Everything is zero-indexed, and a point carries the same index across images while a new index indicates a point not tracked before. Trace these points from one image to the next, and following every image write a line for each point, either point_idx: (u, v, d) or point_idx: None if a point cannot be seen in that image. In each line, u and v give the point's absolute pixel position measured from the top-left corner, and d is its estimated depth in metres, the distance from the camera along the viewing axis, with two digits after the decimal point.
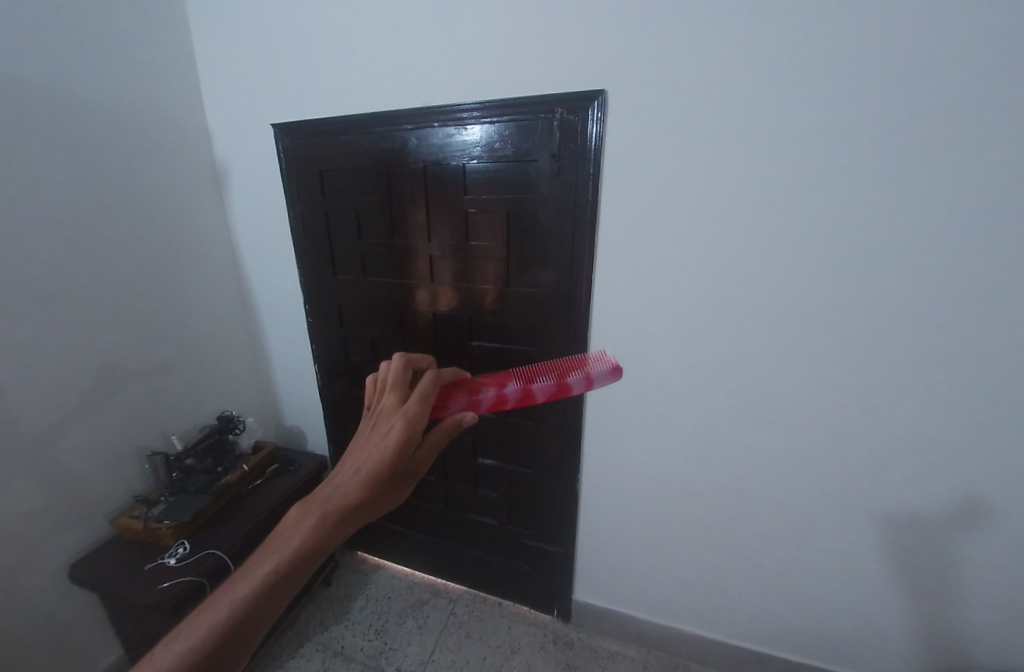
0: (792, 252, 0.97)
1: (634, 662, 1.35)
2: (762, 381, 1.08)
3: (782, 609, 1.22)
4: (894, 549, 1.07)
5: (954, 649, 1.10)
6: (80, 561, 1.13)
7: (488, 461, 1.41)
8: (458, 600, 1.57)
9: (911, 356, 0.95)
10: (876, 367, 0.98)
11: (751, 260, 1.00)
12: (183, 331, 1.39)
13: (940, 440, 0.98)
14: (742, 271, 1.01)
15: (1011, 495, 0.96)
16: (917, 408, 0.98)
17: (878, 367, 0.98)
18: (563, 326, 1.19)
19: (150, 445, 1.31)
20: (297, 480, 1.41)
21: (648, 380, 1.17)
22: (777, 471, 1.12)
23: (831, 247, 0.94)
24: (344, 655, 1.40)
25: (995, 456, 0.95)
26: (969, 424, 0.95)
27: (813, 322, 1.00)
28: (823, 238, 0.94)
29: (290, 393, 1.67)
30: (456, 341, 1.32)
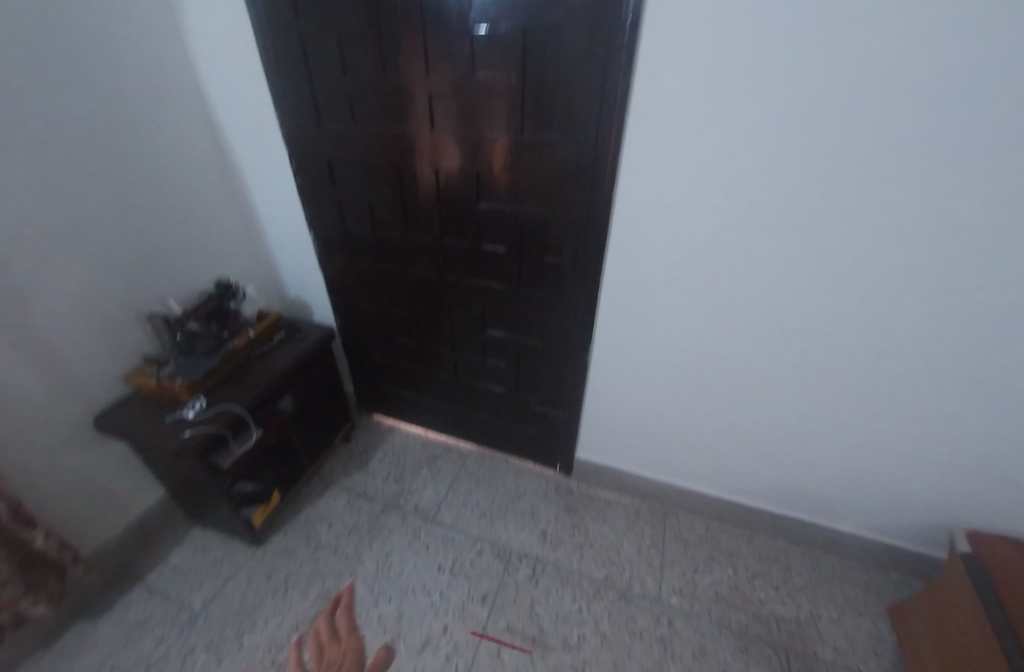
0: (913, 78, 0.71)
1: (627, 508, 1.51)
2: (805, 257, 0.94)
3: (776, 469, 1.29)
4: (897, 430, 1.08)
5: (934, 512, 1.16)
6: (107, 414, 1.17)
7: (499, 333, 1.38)
8: (470, 456, 1.71)
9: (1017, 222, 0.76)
10: (965, 235, 0.81)
11: (851, 90, 0.75)
12: (164, 189, 1.24)
13: (1009, 322, 0.86)
14: (832, 106, 0.78)
15: None
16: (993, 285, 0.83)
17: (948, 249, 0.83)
18: (587, 186, 1.02)
19: (151, 308, 1.27)
20: (305, 347, 1.41)
21: (673, 253, 1.05)
22: (804, 348, 1.06)
23: (969, 66, 0.68)
24: (367, 495, 1.56)
25: None
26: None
27: (889, 193, 0.82)
28: (963, 56, 0.68)
29: (288, 261, 1.58)
30: (462, 204, 1.17)
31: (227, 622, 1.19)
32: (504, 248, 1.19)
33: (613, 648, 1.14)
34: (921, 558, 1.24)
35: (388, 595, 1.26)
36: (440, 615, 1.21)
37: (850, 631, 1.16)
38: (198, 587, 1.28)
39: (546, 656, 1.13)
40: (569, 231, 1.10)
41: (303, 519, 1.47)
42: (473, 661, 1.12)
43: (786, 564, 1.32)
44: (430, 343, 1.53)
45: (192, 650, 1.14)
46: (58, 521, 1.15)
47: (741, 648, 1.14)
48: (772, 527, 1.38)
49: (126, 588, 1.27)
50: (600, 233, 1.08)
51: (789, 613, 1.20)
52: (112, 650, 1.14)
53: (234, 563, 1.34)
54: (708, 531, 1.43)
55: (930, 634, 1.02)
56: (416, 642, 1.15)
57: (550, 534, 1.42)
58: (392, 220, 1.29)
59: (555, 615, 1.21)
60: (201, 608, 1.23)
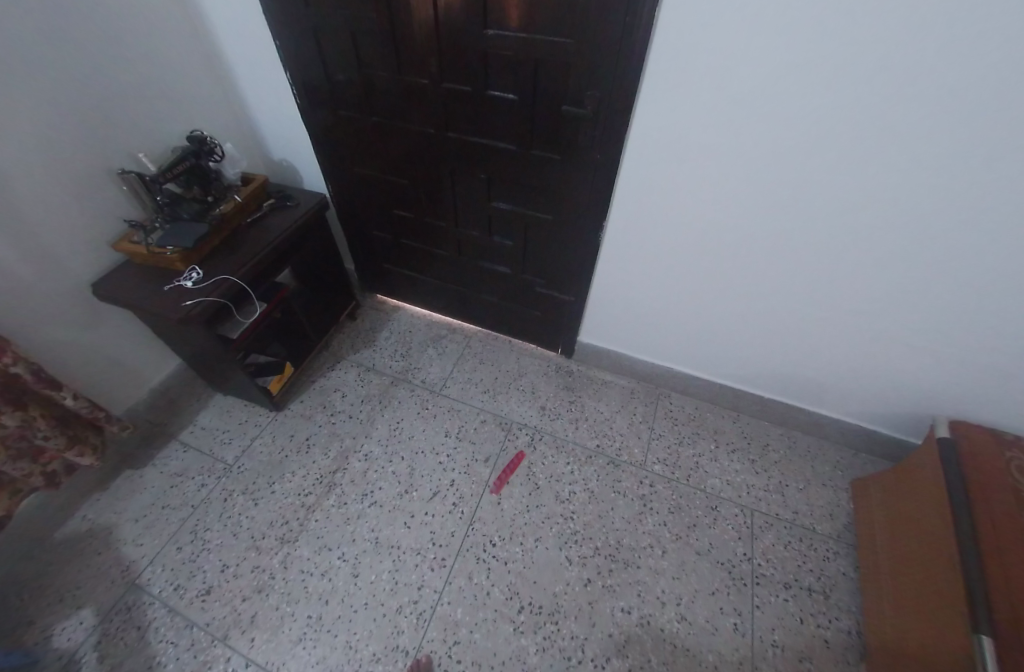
0: None
1: (622, 388, 1.58)
2: (873, 125, 0.79)
3: (776, 357, 1.31)
4: (914, 323, 1.04)
5: (922, 403, 1.20)
6: (103, 281, 1.13)
7: (507, 206, 1.28)
8: (474, 337, 1.74)
9: None
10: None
11: None
12: (102, 1, 1.00)
13: None
14: None
15: None
16: None
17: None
18: (622, 15, 0.82)
19: (122, 166, 1.14)
20: (298, 216, 1.32)
21: (714, 109, 0.88)
22: (838, 237, 0.97)
23: None
24: (376, 369, 1.62)
25: None
26: None
27: (1011, 31, 0.63)
28: None
29: (268, 116, 1.39)
30: (466, 40, 0.97)
31: (258, 474, 1.33)
32: (516, 96, 1.02)
33: (599, 501, 1.29)
34: (894, 441, 1.32)
35: (401, 455, 1.38)
36: (448, 472, 1.35)
37: (813, 497, 1.30)
38: (228, 445, 1.40)
39: (542, 506, 1.28)
40: (593, 76, 0.92)
41: (317, 389, 1.55)
42: (478, 509, 1.27)
43: (765, 442, 1.43)
44: (431, 216, 1.43)
45: (231, 494, 1.29)
46: (81, 383, 1.21)
47: (713, 507, 1.28)
48: (759, 410, 1.45)
49: (161, 443, 1.40)
50: (631, 81, 0.90)
51: (760, 482, 1.33)
52: (161, 493, 1.29)
53: (257, 426, 1.45)
54: (698, 410, 1.51)
55: (888, 501, 1.13)
56: (427, 492, 1.30)
57: (549, 408, 1.52)
58: (382, 60, 1.08)
59: (551, 475, 1.35)
60: (234, 461, 1.36)
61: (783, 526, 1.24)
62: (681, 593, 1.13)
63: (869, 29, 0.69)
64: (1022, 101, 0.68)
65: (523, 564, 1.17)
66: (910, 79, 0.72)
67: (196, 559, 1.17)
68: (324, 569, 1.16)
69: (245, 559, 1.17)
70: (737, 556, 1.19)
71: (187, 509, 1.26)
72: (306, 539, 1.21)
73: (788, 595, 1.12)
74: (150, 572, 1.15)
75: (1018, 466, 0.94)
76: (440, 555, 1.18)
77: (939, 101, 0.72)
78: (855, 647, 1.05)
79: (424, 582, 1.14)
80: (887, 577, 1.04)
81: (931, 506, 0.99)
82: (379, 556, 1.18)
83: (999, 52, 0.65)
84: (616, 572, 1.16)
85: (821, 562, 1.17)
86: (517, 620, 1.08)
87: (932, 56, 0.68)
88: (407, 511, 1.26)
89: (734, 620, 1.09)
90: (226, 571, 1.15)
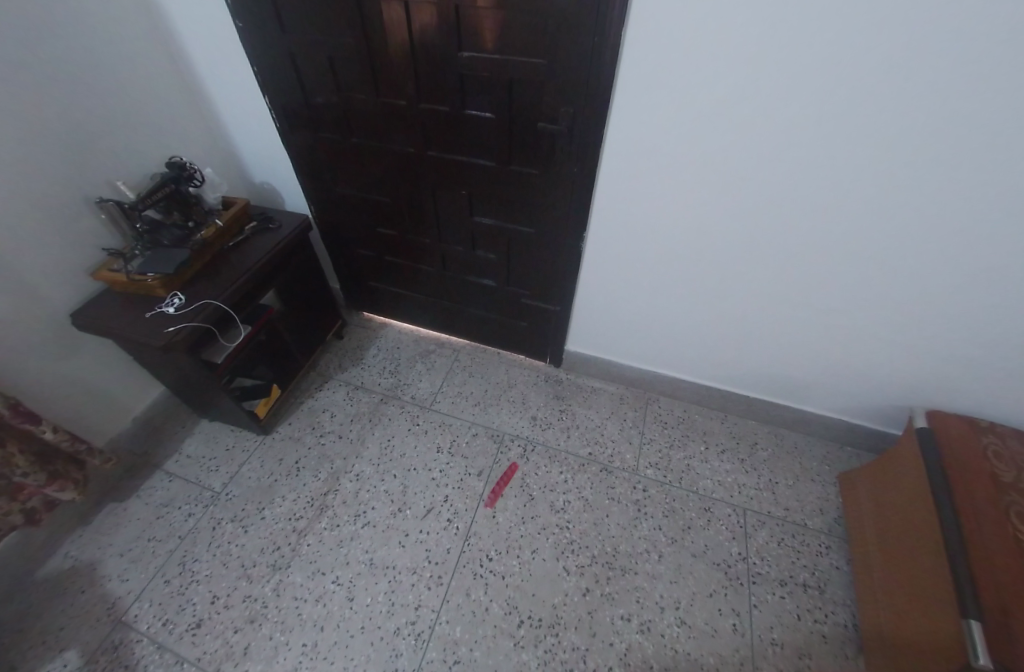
0: None
1: (612, 395, 1.60)
2: (833, 130, 0.83)
3: (757, 357, 1.34)
4: (887, 318, 1.08)
5: (900, 395, 1.24)
6: (82, 311, 1.12)
7: (489, 220, 1.30)
8: (462, 351, 1.74)
9: None
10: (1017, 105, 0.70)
11: None
12: (77, 33, 1.01)
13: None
14: None
15: None
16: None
17: (1005, 115, 0.72)
18: (590, 35, 0.85)
19: (100, 194, 1.13)
20: (280, 238, 1.32)
21: (685, 119, 0.92)
22: (809, 237, 1.01)
23: None
24: (365, 387, 1.61)
25: None
26: None
27: (948, 41, 0.68)
28: None
29: (248, 140, 1.39)
30: (442, 63, 1.00)
31: (248, 500, 1.31)
32: (492, 114, 1.05)
33: (593, 509, 1.29)
34: (878, 434, 1.35)
35: (393, 473, 1.37)
36: (441, 488, 1.34)
37: (802, 493, 1.32)
38: (215, 472, 1.37)
39: (537, 517, 1.28)
40: (566, 93, 0.95)
41: (305, 411, 1.53)
42: (473, 523, 1.26)
43: (753, 440, 1.45)
44: (415, 234, 1.44)
45: (219, 522, 1.26)
46: (60, 415, 1.18)
47: (707, 508, 1.29)
48: (746, 409, 1.48)
49: (146, 473, 1.37)
50: (603, 96, 0.93)
51: (751, 480, 1.35)
52: (146, 525, 1.26)
53: (245, 450, 1.43)
54: (686, 413, 1.53)
55: (875, 495, 1.15)
56: (421, 510, 1.29)
57: (539, 418, 1.52)
58: (360, 82, 1.10)
59: (545, 486, 1.35)
60: (221, 488, 1.33)
61: (775, 524, 1.25)
62: (679, 597, 1.13)
63: (826, 40, 0.73)
64: (964, 102, 0.72)
65: (521, 577, 1.16)
66: (868, 84, 0.76)
67: (185, 592, 1.14)
68: (318, 595, 1.13)
69: (236, 589, 1.14)
70: (732, 556, 1.20)
71: (174, 540, 1.23)
72: (299, 565, 1.18)
73: (785, 592, 1.13)
74: (137, 609, 1.11)
75: (994, 450, 0.96)
76: (435, 574, 1.17)
77: (898, 102, 0.76)
78: (851, 640, 1.06)
79: (421, 602, 1.12)
80: (878, 567, 1.06)
81: (916, 500, 1.01)
82: (373, 578, 1.16)
83: (947, 57, 0.69)
84: (614, 580, 1.16)
85: (814, 557, 1.19)
86: (517, 635, 1.07)
87: (886, 62, 0.73)
88: (401, 530, 1.25)
89: (733, 621, 1.09)
90: (217, 602, 1.12)
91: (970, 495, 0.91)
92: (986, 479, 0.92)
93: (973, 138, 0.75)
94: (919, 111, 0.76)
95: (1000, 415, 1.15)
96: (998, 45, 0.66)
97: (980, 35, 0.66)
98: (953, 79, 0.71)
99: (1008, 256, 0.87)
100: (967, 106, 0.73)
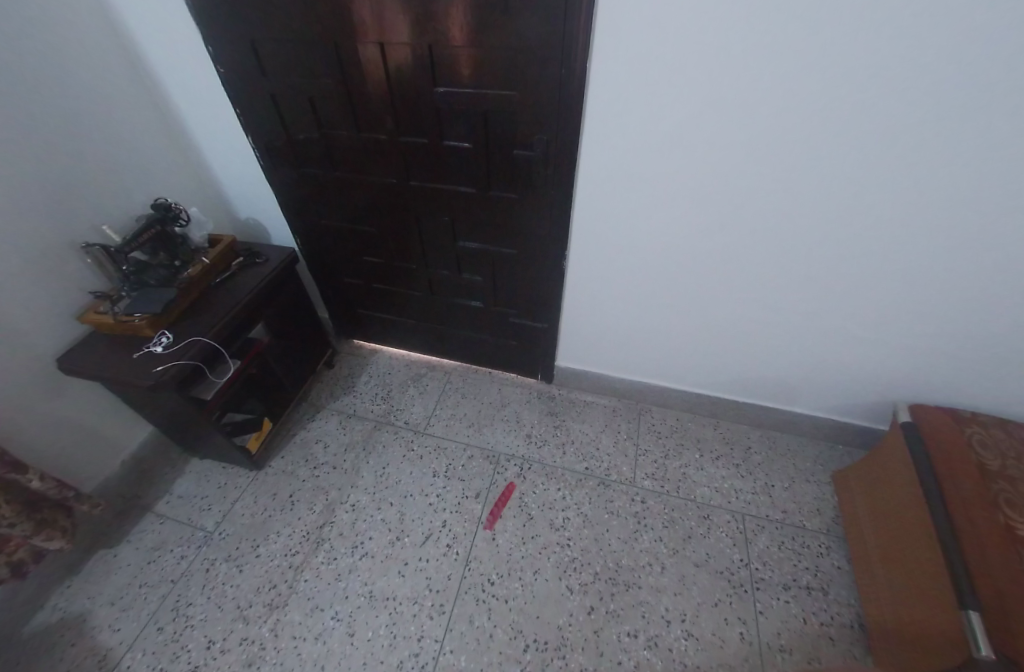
0: None
1: (605, 408, 1.61)
2: (788, 142, 0.89)
3: (744, 362, 1.36)
4: (864, 315, 1.12)
5: (883, 391, 1.27)
6: (67, 356, 1.11)
7: (474, 244, 1.32)
8: (454, 373, 1.75)
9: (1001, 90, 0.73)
10: (944, 112, 0.77)
11: None
12: (63, 85, 1.04)
13: (976, 202, 0.86)
14: None
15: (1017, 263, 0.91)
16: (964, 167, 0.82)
17: (934, 120, 0.79)
18: (557, 67, 0.90)
19: (85, 238, 1.14)
20: (267, 272, 1.34)
21: (655, 137, 0.96)
22: (780, 242, 1.05)
23: None
24: (358, 415, 1.60)
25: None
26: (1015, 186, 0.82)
27: (874, 60, 0.75)
28: None
29: (233, 179, 1.42)
30: (418, 97, 1.04)
31: (242, 538, 1.28)
32: (470, 142, 1.08)
33: (593, 524, 1.29)
34: (866, 430, 1.38)
35: (390, 501, 1.35)
36: (439, 513, 1.32)
37: (799, 494, 1.33)
38: (207, 511, 1.35)
39: (537, 537, 1.27)
40: (539, 122, 1.00)
41: (298, 443, 1.52)
42: (473, 547, 1.25)
43: (747, 445, 1.47)
44: (401, 260, 1.47)
45: (213, 563, 1.23)
46: (46, 463, 1.15)
47: (706, 516, 1.29)
48: (737, 414, 1.50)
49: (135, 517, 1.33)
50: (575, 120, 0.97)
51: (747, 485, 1.36)
52: (137, 570, 1.22)
53: (237, 487, 1.40)
54: (679, 421, 1.55)
55: (868, 494, 1.16)
56: (420, 536, 1.27)
57: (534, 435, 1.52)
58: (340, 118, 1.14)
59: (543, 503, 1.34)
60: (214, 528, 1.31)
61: (774, 527, 1.26)
62: (684, 609, 1.12)
63: (782, 55, 0.79)
64: (900, 111, 0.79)
65: (524, 600, 1.15)
66: (824, 94, 0.81)
67: (179, 639, 1.10)
68: (317, 632, 1.10)
69: (232, 632, 1.11)
70: (735, 564, 1.19)
71: (166, 585, 1.20)
72: (296, 603, 1.15)
73: (789, 597, 1.13)
74: (129, 659, 1.07)
75: (978, 440, 0.99)
76: (437, 602, 1.15)
77: (853, 109, 0.81)
78: (858, 642, 1.06)
79: (424, 632, 1.10)
80: (877, 564, 1.06)
81: (907, 496, 1.03)
82: (373, 611, 1.14)
83: (894, 64, 0.75)
84: (618, 596, 1.15)
85: (816, 559, 1.19)
86: (524, 660, 1.05)
87: (826, 79, 0.79)
88: (400, 559, 1.23)
89: (739, 629, 1.08)
90: (212, 647, 1.09)
91: (958, 485, 0.93)
92: (974, 468, 0.94)
93: (923, 139, 0.81)
94: (873, 117, 0.81)
95: (980, 403, 1.19)
96: (935, 54, 0.72)
97: (902, 54, 0.74)
98: (901, 85, 0.77)
99: (969, 247, 0.92)
100: (915, 109, 0.78)
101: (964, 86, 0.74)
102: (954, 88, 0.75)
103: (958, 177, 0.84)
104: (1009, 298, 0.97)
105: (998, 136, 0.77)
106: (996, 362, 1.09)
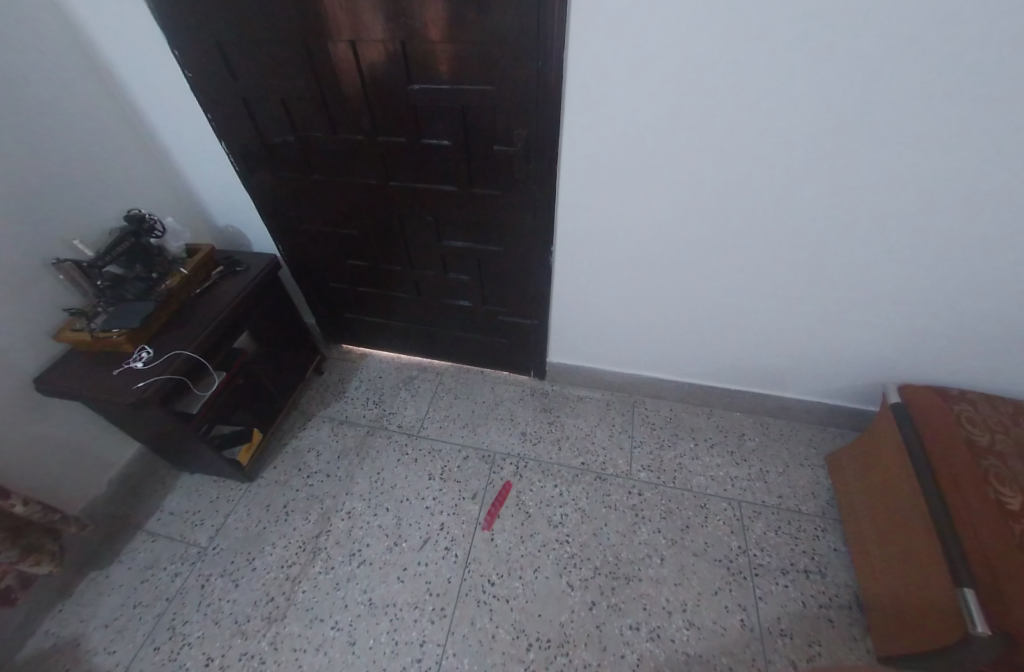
0: None
1: (598, 401, 1.60)
2: (769, 132, 0.88)
3: (735, 349, 1.36)
4: (851, 299, 1.12)
5: (872, 373, 1.28)
6: (45, 376, 1.08)
7: (460, 243, 1.31)
8: (446, 373, 1.74)
9: (980, 75, 0.73)
10: (926, 97, 0.77)
11: None
12: (25, 98, 1.00)
13: (955, 186, 0.87)
14: None
15: (998, 242, 0.92)
16: (944, 150, 0.83)
17: (913, 107, 0.79)
18: (535, 61, 0.89)
19: (57, 254, 1.10)
20: (248, 280, 1.31)
21: (636, 132, 0.95)
22: (765, 229, 1.05)
23: None
24: (350, 421, 1.58)
25: (1004, 200, 0.86)
26: (990, 168, 0.83)
27: (853, 50, 0.75)
28: None
29: (209, 187, 1.39)
30: (394, 95, 1.01)
31: (236, 552, 1.26)
32: (450, 140, 1.06)
33: (591, 519, 1.29)
34: (857, 411, 1.39)
35: (386, 506, 1.34)
36: (436, 515, 1.31)
37: (793, 479, 1.34)
38: (200, 526, 1.32)
39: (536, 535, 1.26)
40: (518, 117, 0.98)
41: (290, 452, 1.50)
42: (473, 548, 1.24)
43: (740, 432, 1.47)
44: (386, 262, 1.45)
45: (208, 579, 1.21)
46: (29, 487, 1.12)
47: (702, 505, 1.30)
48: (729, 402, 1.51)
49: (126, 536, 1.31)
50: (554, 115, 0.96)
51: (743, 472, 1.36)
52: (130, 591, 1.20)
53: (230, 501, 1.38)
54: (674, 412, 1.55)
55: (862, 474, 1.17)
56: (418, 540, 1.26)
57: (529, 433, 1.52)
58: (316, 120, 1.11)
59: (541, 501, 1.34)
60: (208, 543, 1.29)
61: (770, 513, 1.27)
62: (685, 599, 1.12)
63: (765, 42, 0.78)
64: (878, 100, 0.80)
65: (525, 599, 1.14)
66: (807, 82, 0.80)
67: (177, 657, 1.09)
68: (318, 643, 1.09)
69: (231, 647, 1.10)
70: (734, 551, 1.20)
71: (161, 603, 1.18)
72: (295, 615, 1.14)
73: (787, 581, 1.14)
74: None
75: (967, 417, 1.00)
76: (438, 607, 1.14)
77: (837, 96, 0.81)
78: (857, 621, 1.07)
79: (425, 637, 1.09)
80: (873, 544, 1.07)
81: (900, 477, 1.03)
82: (374, 618, 1.13)
83: (875, 53, 0.75)
84: (618, 589, 1.15)
85: (813, 542, 1.20)
86: (528, 659, 1.05)
87: (804, 71, 0.79)
88: (399, 564, 1.22)
89: (740, 616, 1.09)
90: (211, 664, 1.07)
91: (950, 463, 0.93)
92: (963, 445, 0.94)
93: (902, 125, 0.81)
94: (857, 102, 0.81)
95: (969, 380, 1.20)
96: (913, 43, 0.72)
97: (880, 43, 0.74)
98: (884, 70, 0.76)
99: (953, 229, 0.92)
100: (900, 94, 0.78)
101: (947, 67, 0.74)
102: (931, 77, 0.75)
103: (942, 159, 0.84)
104: (992, 276, 0.98)
105: (979, 118, 0.78)
106: (981, 340, 1.10)
